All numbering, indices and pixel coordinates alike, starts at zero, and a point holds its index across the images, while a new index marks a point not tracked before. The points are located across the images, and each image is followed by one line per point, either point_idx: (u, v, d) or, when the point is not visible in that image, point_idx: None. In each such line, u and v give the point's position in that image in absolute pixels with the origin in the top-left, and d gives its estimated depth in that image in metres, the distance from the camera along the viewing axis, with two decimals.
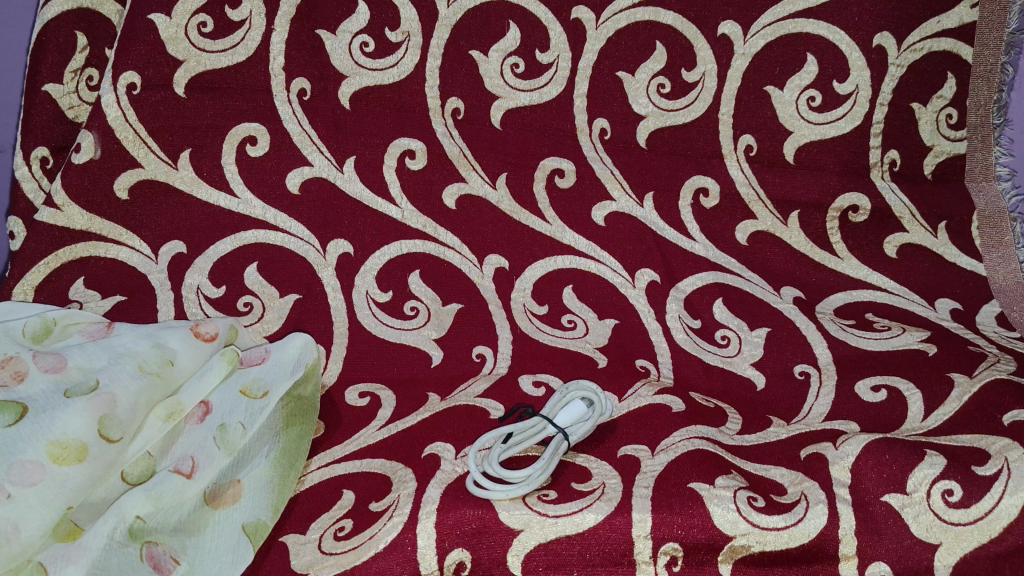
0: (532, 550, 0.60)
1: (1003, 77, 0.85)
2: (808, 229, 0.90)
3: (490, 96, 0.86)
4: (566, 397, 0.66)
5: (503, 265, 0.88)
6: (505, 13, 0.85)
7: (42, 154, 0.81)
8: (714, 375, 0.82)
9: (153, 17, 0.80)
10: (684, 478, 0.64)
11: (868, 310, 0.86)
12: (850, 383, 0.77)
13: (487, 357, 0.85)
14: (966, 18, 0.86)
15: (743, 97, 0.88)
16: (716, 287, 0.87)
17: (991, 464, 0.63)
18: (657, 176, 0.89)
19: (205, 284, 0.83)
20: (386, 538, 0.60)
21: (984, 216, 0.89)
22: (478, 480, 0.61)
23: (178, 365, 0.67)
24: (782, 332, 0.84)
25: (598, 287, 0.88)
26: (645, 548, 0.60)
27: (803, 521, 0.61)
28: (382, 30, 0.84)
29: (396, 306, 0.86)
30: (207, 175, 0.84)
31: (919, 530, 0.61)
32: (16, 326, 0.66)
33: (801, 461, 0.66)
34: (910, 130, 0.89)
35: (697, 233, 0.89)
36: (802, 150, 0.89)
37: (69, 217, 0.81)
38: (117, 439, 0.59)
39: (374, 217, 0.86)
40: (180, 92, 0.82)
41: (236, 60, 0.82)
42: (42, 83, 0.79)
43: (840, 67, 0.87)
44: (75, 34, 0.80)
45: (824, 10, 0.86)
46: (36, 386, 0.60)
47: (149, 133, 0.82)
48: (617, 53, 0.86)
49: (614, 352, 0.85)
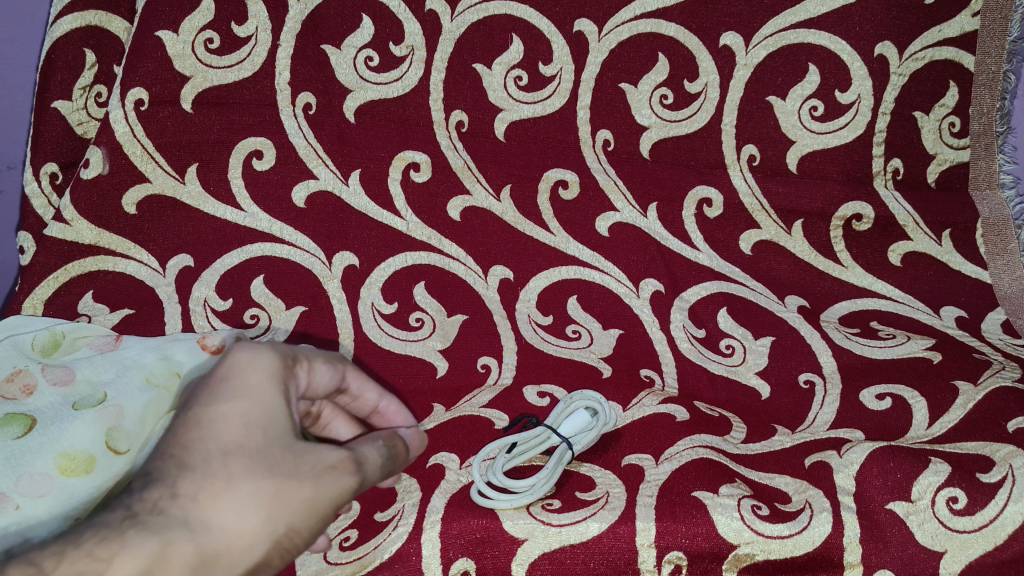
0: (537, 559, 0.61)
1: (1005, 85, 0.86)
2: (811, 238, 0.90)
3: (494, 108, 0.87)
4: (570, 405, 0.66)
5: (507, 275, 0.88)
6: (507, 26, 0.85)
7: (51, 170, 0.83)
8: (719, 384, 0.82)
9: (160, 34, 0.82)
10: (688, 486, 0.64)
11: (873, 317, 0.86)
12: (855, 391, 0.77)
13: (492, 367, 0.85)
14: (968, 26, 0.86)
15: (744, 108, 0.88)
16: (720, 296, 0.87)
17: (996, 471, 0.63)
18: (660, 186, 0.90)
19: (212, 297, 0.84)
20: (392, 547, 0.61)
21: (989, 223, 0.89)
22: (479, 485, 0.61)
23: (185, 377, 0.66)
24: (787, 341, 0.84)
25: (602, 297, 0.88)
26: (650, 557, 0.60)
27: (808, 529, 0.61)
28: (386, 45, 0.85)
29: (400, 316, 0.86)
30: (213, 189, 0.85)
31: (924, 537, 0.61)
32: (25, 339, 0.68)
33: (805, 469, 0.66)
34: (912, 139, 0.89)
35: (701, 242, 0.90)
36: (805, 159, 0.89)
37: (78, 232, 0.82)
38: (124, 450, 0.58)
39: (380, 229, 0.87)
40: (187, 108, 0.83)
41: (242, 76, 0.84)
42: (52, 100, 0.81)
43: (842, 77, 0.87)
44: (84, 51, 0.81)
45: (825, 21, 0.86)
46: (44, 399, 0.61)
47: (157, 148, 0.83)
48: (619, 64, 0.87)
49: (619, 362, 0.85)
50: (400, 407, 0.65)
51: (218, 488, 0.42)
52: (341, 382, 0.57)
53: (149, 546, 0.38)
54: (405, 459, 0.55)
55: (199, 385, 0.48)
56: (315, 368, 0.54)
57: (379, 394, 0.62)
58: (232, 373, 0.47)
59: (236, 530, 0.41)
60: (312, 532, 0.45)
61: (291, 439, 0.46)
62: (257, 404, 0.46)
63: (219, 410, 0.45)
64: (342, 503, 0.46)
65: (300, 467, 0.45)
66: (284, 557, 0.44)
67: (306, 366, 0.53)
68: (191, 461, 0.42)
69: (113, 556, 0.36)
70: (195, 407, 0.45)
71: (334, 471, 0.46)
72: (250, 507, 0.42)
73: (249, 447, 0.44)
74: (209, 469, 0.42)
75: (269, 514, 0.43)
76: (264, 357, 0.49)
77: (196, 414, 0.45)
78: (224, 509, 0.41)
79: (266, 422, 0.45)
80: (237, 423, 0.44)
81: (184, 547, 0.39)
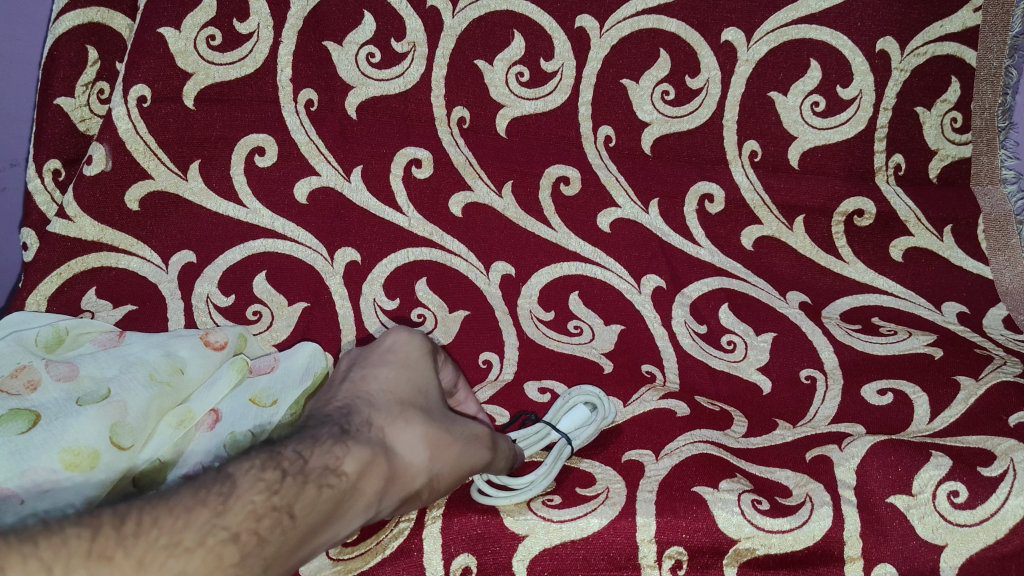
0: (538, 554, 0.61)
1: (1008, 80, 0.86)
2: (813, 234, 0.90)
3: (496, 105, 0.88)
4: (571, 400, 0.68)
5: (509, 272, 0.88)
6: (509, 23, 0.85)
7: (54, 167, 0.83)
8: (720, 379, 0.82)
9: (163, 31, 0.82)
10: (688, 482, 0.64)
11: (874, 313, 0.86)
12: (856, 386, 0.77)
13: (493, 363, 0.85)
14: (970, 21, 0.86)
15: (746, 103, 0.88)
16: (721, 292, 0.87)
17: (997, 465, 0.63)
18: (662, 182, 0.90)
19: (214, 293, 0.84)
20: (393, 544, 0.61)
21: (991, 218, 0.89)
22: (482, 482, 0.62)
23: (188, 373, 0.67)
24: (787, 337, 0.84)
25: (603, 293, 0.88)
26: (650, 552, 0.61)
27: (808, 524, 0.61)
28: (388, 41, 0.85)
29: (401, 313, 0.86)
30: (216, 186, 0.85)
31: (925, 531, 0.61)
32: (29, 335, 0.68)
33: (806, 463, 0.66)
34: (914, 134, 0.89)
35: (702, 238, 0.90)
36: (807, 155, 0.89)
37: (81, 228, 0.82)
38: (127, 446, 0.59)
39: (382, 226, 0.87)
40: (190, 104, 0.83)
41: (244, 72, 0.84)
42: (54, 97, 0.81)
43: (843, 73, 0.87)
44: (86, 48, 0.81)
45: (826, 16, 0.86)
46: (48, 394, 0.61)
47: (159, 145, 0.83)
48: (620, 60, 0.87)
49: (619, 358, 0.85)
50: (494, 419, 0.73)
51: (398, 425, 0.55)
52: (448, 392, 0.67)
53: (364, 454, 0.51)
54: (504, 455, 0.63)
55: (364, 353, 0.62)
56: (448, 363, 0.67)
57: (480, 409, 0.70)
58: (396, 345, 0.62)
59: (409, 461, 0.54)
60: (451, 481, 0.57)
61: (442, 408, 0.59)
62: (415, 372, 0.60)
63: (388, 371, 0.59)
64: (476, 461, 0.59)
65: (452, 426, 0.58)
66: (426, 491, 0.57)
67: (443, 361, 0.66)
68: (376, 404, 0.56)
69: (342, 455, 0.50)
70: (370, 368, 0.60)
71: (476, 433, 0.59)
72: (419, 441, 0.55)
73: (417, 402, 0.58)
74: (392, 412, 0.56)
75: (431, 457, 0.55)
76: (418, 339, 0.64)
77: (371, 373, 0.59)
78: (403, 445, 0.54)
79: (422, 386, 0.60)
80: (403, 381, 0.59)
81: (383, 460, 0.52)
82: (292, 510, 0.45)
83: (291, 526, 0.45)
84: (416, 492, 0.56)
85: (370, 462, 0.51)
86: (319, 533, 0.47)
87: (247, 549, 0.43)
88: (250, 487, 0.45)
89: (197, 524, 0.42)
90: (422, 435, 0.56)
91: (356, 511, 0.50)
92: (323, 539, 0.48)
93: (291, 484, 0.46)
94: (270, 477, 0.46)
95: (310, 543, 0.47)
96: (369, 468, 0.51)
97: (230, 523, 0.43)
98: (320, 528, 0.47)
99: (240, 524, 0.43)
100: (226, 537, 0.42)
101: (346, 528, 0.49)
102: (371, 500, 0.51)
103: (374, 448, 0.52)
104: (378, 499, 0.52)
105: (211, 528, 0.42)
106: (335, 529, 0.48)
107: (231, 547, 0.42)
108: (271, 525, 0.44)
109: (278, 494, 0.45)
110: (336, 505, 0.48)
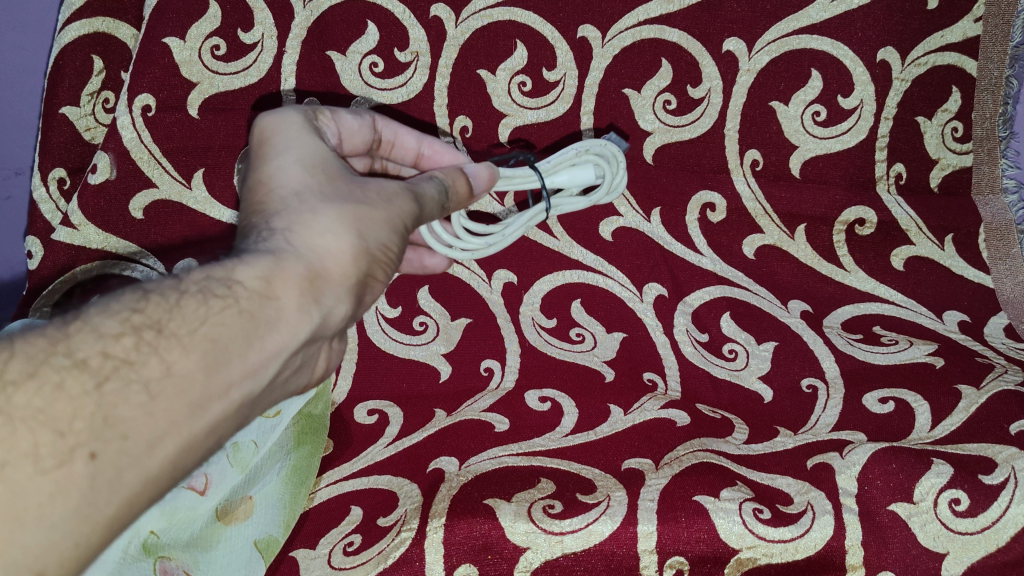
0: (540, 566, 0.62)
1: (1009, 90, 0.86)
2: (814, 243, 0.90)
3: (498, 114, 0.88)
4: (579, 158, 0.65)
5: (511, 279, 0.90)
6: (512, 32, 0.85)
7: (59, 175, 0.85)
8: (722, 388, 0.83)
9: (167, 41, 0.82)
10: (688, 490, 0.63)
11: (875, 322, 0.87)
12: (857, 395, 0.77)
13: (495, 370, 0.87)
14: (971, 31, 0.86)
15: (747, 113, 0.88)
16: (723, 301, 0.88)
17: (998, 472, 0.63)
18: (664, 192, 0.90)
19: None
20: (394, 553, 0.61)
21: (991, 228, 0.90)
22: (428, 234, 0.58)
23: None
24: (789, 346, 0.84)
25: (606, 301, 0.90)
26: (651, 562, 0.61)
27: (809, 533, 0.61)
28: (391, 51, 0.86)
29: (404, 321, 0.89)
30: (218, 194, 0.86)
31: (925, 539, 0.61)
32: None
33: (807, 470, 0.66)
34: (916, 144, 0.89)
35: (704, 246, 0.90)
36: (808, 164, 0.89)
37: (84, 236, 0.83)
38: None
39: None
40: (194, 114, 0.84)
41: (248, 82, 0.84)
42: (60, 106, 0.83)
43: (844, 82, 0.87)
44: (92, 58, 0.83)
45: (828, 27, 0.85)
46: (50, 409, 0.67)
47: (162, 153, 0.84)
48: (623, 70, 0.87)
49: (620, 365, 0.87)
50: (443, 146, 0.69)
51: (303, 216, 0.45)
52: (375, 133, 0.63)
53: (261, 262, 0.41)
54: (466, 200, 0.58)
55: (248, 160, 0.52)
56: (337, 118, 0.58)
57: (418, 139, 0.67)
58: (268, 140, 0.51)
59: (328, 248, 0.45)
60: (392, 249, 0.49)
61: (352, 177, 0.51)
62: (310, 157, 0.50)
63: (276, 165, 0.49)
64: (410, 226, 0.51)
65: (369, 197, 0.49)
66: (376, 273, 0.48)
67: (329, 118, 0.57)
68: (274, 208, 0.46)
69: (233, 267, 0.40)
70: (252, 175, 0.50)
71: (400, 201, 0.50)
72: (334, 226, 0.45)
73: (322, 186, 0.48)
74: (293, 209, 0.46)
75: (355, 235, 0.46)
76: (288, 117, 0.53)
77: (259, 177, 0.49)
78: (316, 238, 0.45)
79: (322, 168, 0.50)
80: (296, 170, 0.49)
81: (291, 258, 0.42)
82: (162, 325, 0.37)
83: (174, 344, 0.36)
84: (361, 284, 0.47)
85: (273, 267, 0.41)
86: (232, 354, 0.37)
87: (104, 375, 0.34)
88: (104, 314, 0.36)
89: (26, 354, 0.34)
90: (336, 219, 0.46)
91: (281, 317, 0.40)
92: (248, 360, 0.38)
93: (158, 302, 0.38)
94: (133, 301, 0.37)
95: (225, 368, 0.37)
96: (275, 271, 0.41)
97: (75, 350, 0.34)
98: (229, 344, 0.37)
99: (87, 351, 0.35)
100: (69, 364, 0.34)
101: (277, 345, 0.40)
102: (298, 304, 0.41)
103: (277, 253, 0.42)
104: (308, 302, 0.42)
105: (48, 353, 0.34)
106: (260, 344, 0.39)
107: (83, 376, 0.34)
108: (134, 343, 0.35)
109: (139, 312, 0.37)
110: (242, 317, 0.38)
